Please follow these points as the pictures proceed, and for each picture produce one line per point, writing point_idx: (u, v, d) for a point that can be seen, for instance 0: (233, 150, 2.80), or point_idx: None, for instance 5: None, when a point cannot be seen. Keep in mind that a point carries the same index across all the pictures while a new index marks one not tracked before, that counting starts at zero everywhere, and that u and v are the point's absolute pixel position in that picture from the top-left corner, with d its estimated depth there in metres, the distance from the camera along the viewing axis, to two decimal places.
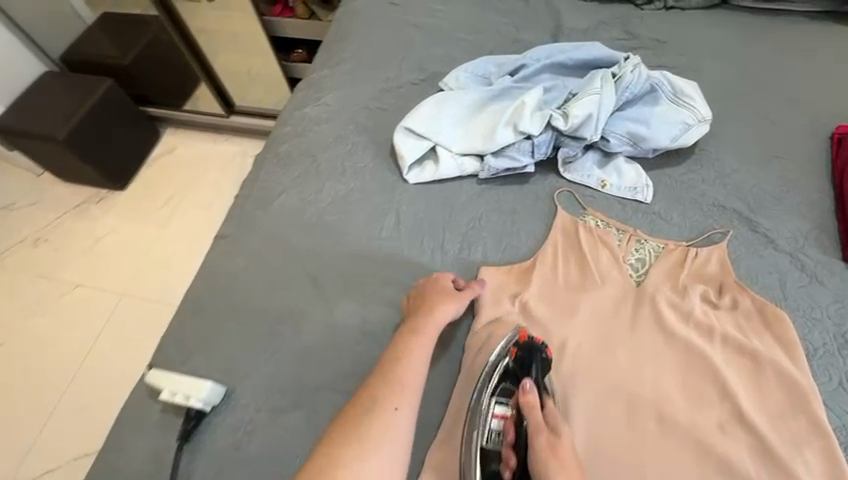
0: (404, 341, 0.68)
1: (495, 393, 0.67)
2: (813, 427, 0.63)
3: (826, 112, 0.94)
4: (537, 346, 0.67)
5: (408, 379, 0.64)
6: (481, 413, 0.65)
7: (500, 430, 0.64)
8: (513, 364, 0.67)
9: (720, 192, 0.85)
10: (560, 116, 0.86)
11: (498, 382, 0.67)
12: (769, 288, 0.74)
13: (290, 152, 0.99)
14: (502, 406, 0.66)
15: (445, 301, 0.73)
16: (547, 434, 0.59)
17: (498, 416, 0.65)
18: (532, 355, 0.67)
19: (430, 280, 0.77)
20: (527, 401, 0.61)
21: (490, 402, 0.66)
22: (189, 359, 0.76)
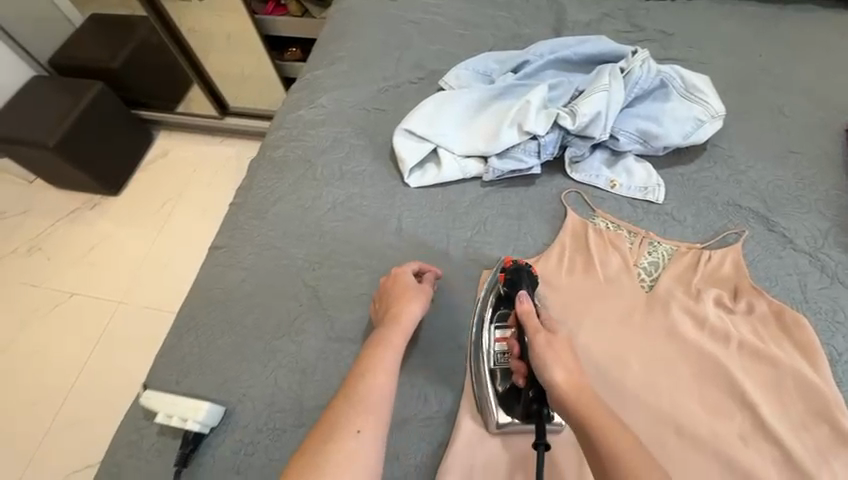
0: (372, 350, 0.64)
1: (493, 318, 0.72)
2: (838, 437, 0.60)
3: (840, 105, 0.91)
4: (523, 266, 0.73)
5: (373, 395, 0.60)
6: (483, 341, 0.71)
7: (505, 351, 0.70)
8: (505, 288, 0.72)
9: (734, 191, 0.82)
10: (567, 114, 0.82)
11: (494, 310, 0.73)
12: (788, 291, 0.71)
13: (286, 157, 0.96)
14: (501, 330, 0.71)
15: (414, 299, 0.70)
16: (544, 333, 0.63)
17: (499, 339, 0.71)
18: (521, 275, 0.72)
19: (391, 279, 0.73)
20: (522, 308, 0.67)
21: (491, 329, 0.72)
22: (184, 378, 0.73)
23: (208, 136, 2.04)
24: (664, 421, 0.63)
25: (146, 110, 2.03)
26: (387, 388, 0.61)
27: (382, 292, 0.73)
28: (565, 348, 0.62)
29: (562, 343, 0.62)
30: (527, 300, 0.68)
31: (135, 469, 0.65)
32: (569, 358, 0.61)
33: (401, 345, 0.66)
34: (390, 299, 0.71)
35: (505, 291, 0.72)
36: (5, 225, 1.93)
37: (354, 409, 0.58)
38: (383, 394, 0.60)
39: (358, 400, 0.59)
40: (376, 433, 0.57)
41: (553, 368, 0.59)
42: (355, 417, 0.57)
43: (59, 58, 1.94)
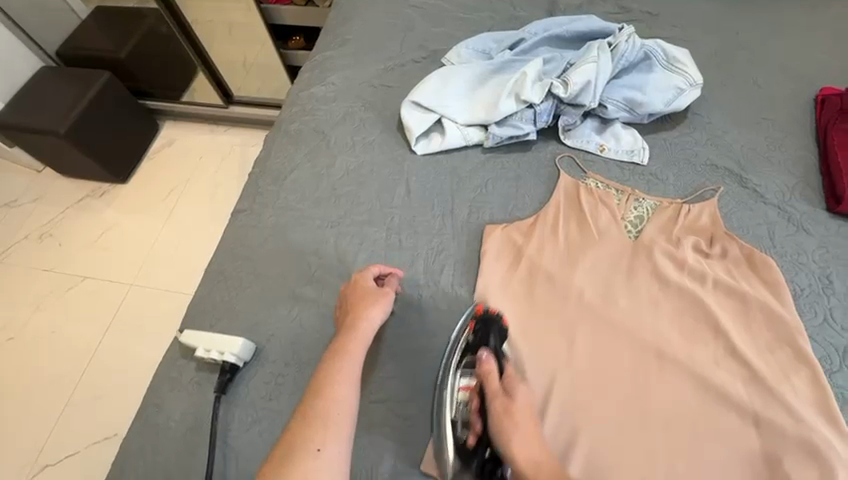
0: (330, 363, 0.67)
1: (457, 368, 0.70)
2: (798, 357, 0.68)
3: (809, 77, 1.00)
4: (492, 316, 0.73)
5: (334, 411, 0.62)
6: (447, 391, 0.69)
7: (467, 401, 0.68)
8: (471, 338, 0.72)
9: (712, 153, 0.90)
10: (560, 84, 0.90)
11: (458, 360, 0.71)
12: (759, 237, 0.80)
13: (300, 130, 1.03)
14: (466, 379, 0.70)
15: (372, 305, 0.72)
16: (502, 399, 0.64)
17: (463, 387, 0.69)
18: (489, 326, 0.72)
19: (352, 285, 0.76)
20: (484, 370, 0.66)
21: (453, 379, 0.70)
22: (217, 323, 0.80)
23: (213, 126, 2.11)
24: (647, 347, 0.71)
25: (153, 100, 2.08)
26: (347, 403, 0.64)
27: (345, 296, 0.76)
28: (524, 416, 0.63)
29: (521, 412, 0.63)
30: (490, 360, 0.68)
31: (176, 401, 0.73)
32: (527, 421, 0.62)
33: (359, 353, 0.69)
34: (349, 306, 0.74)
35: (470, 341, 0.71)
36: (18, 212, 1.99)
37: (316, 427, 0.61)
38: (344, 412, 0.63)
39: (316, 416, 0.62)
40: (337, 447, 0.60)
41: (513, 440, 0.61)
42: (317, 432, 0.60)
43: (68, 50, 1.99)
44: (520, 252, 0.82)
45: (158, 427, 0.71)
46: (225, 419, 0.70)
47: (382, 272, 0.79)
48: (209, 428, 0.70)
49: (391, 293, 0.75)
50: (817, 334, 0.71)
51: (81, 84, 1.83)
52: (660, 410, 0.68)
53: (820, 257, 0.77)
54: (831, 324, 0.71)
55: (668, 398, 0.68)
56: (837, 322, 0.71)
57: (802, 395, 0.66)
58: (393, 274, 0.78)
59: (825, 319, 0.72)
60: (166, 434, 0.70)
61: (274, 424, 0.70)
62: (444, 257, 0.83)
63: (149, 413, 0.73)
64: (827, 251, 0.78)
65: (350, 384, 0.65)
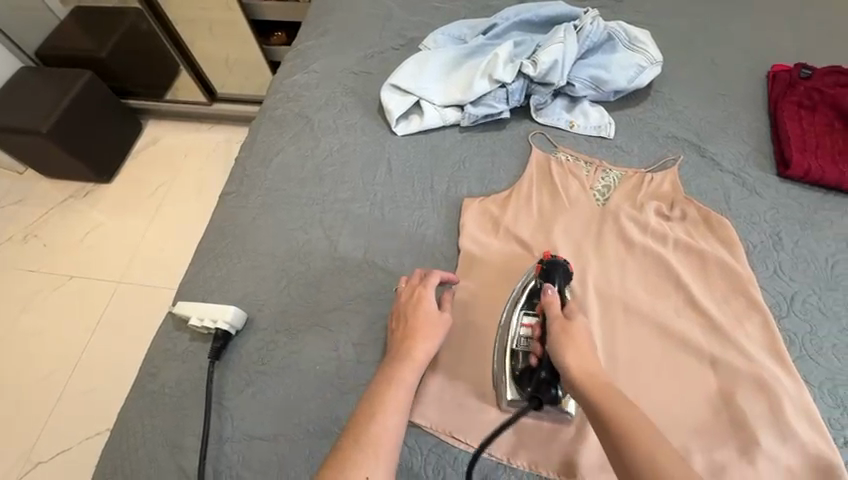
0: (383, 391, 0.64)
1: (523, 306, 0.74)
2: (751, 305, 0.75)
3: (761, 56, 1.07)
4: (559, 262, 0.75)
5: (383, 436, 0.60)
6: (509, 328, 0.74)
7: (528, 336, 0.72)
8: (538, 280, 0.75)
9: (673, 126, 0.96)
10: (530, 64, 0.95)
11: (526, 299, 0.75)
12: (716, 201, 0.86)
13: (284, 116, 1.07)
14: (528, 317, 0.73)
15: (429, 336, 0.69)
16: (562, 320, 0.65)
17: (526, 324, 0.72)
18: (554, 267, 0.74)
19: (414, 303, 0.72)
20: (546, 299, 0.69)
21: (518, 314, 0.74)
22: (208, 297, 0.84)
23: (197, 124, 2.12)
24: (616, 302, 0.77)
25: (136, 100, 2.09)
26: (395, 432, 0.61)
27: (402, 314, 0.73)
28: (580, 334, 0.64)
29: (577, 330, 0.64)
30: (552, 292, 0.70)
31: (172, 369, 0.76)
32: (584, 340, 0.63)
33: (411, 384, 0.66)
34: (406, 329, 0.70)
35: (538, 283, 0.75)
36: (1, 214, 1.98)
37: (365, 451, 0.58)
38: (392, 436, 0.60)
39: (368, 439, 0.59)
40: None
41: (566, 351, 0.62)
42: (366, 459, 0.57)
43: (47, 48, 1.98)
44: (496, 221, 0.87)
45: (155, 395, 0.74)
46: (220, 383, 0.74)
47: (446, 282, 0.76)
48: (205, 393, 0.73)
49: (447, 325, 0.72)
50: (769, 285, 0.77)
51: (62, 83, 1.83)
52: (628, 357, 0.73)
53: (771, 217, 0.84)
54: (780, 275, 0.78)
55: (635, 346, 0.74)
56: (786, 274, 0.78)
57: (754, 338, 0.72)
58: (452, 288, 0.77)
59: (774, 271, 0.78)
60: (163, 400, 0.74)
61: (267, 387, 0.73)
62: (425, 229, 0.88)
63: (145, 383, 0.76)
64: (777, 212, 0.85)
65: (400, 416, 0.62)
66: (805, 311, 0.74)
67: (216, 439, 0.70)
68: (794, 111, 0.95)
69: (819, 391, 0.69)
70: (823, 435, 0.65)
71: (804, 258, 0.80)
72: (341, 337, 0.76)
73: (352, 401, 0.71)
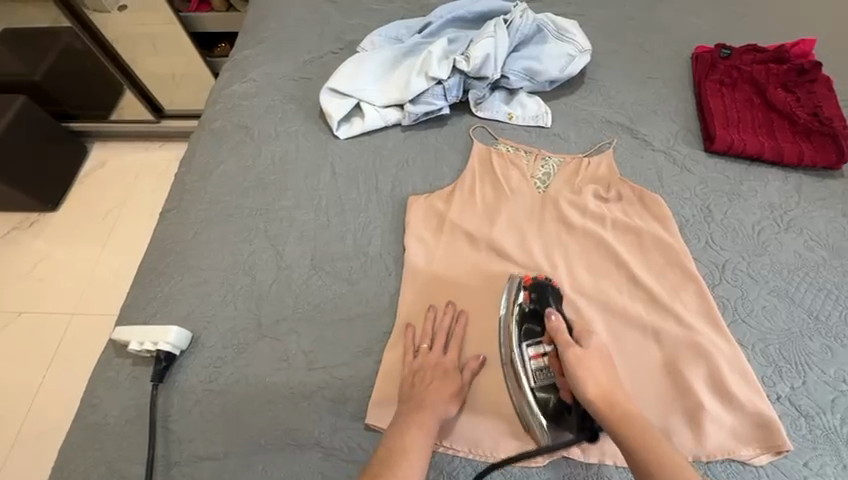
0: (397, 438, 0.62)
1: (523, 339, 0.72)
2: (687, 276, 0.78)
3: (684, 40, 1.13)
4: (544, 281, 0.74)
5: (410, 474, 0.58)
6: (518, 363, 0.70)
7: (543, 367, 0.69)
8: (530, 306, 0.73)
9: (607, 111, 0.99)
10: (464, 59, 0.97)
11: (519, 327, 0.72)
12: (649, 180, 0.90)
13: (224, 127, 1.05)
14: (534, 347, 0.70)
15: (451, 391, 0.68)
16: (574, 347, 0.64)
17: (534, 356, 0.70)
18: (544, 292, 0.74)
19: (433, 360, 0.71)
20: (553, 327, 0.67)
21: (522, 348, 0.71)
22: (151, 319, 0.81)
23: (145, 143, 2.03)
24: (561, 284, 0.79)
25: (77, 122, 1.99)
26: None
27: (423, 370, 0.70)
28: (594, 364, 0.63)
29: (592, 360, 0.64)
30: (556, 314, 0.68)
31: (115, 398, 0.73)
32: (598, 366, 0.63)
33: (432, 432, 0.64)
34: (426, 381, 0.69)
35: (532, 309, 0.73)
36: None
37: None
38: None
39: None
40: None
41: (586, 381, 0.62)
42: None
43: None
44: (441, 216, 0.87)
45: (98, 425, 0.71)
46: (165, 406, 0.72)
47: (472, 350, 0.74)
48: (151, 417, 0.71)
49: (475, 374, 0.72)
50: (701, 255, 0.81)
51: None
52: None
53: (701, 191, 0.88)
54: (712, 245, 0.81)
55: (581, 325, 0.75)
56: (717, 243, 0.82)
57: (691, 307, 0.76)
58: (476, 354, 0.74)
59: (706, 242, 0.82)
60: (107, 430, 0.71)
61: (216, 405, 0.71)
62: (372, 229, 0.88)
63: (87, 415, 0.72)
64: (707, 186, 0.89)
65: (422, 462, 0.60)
66: (735, 278, 0.78)
67: (164, 464, 0.68)
68: (716, 89, 1.00)
69: (752, 351, 0.72)
70: (758, 392, 0.69)
71: (733, 227, 0.84)
72: (290, 347, 0.75)
73: (303, 409, 0.70)
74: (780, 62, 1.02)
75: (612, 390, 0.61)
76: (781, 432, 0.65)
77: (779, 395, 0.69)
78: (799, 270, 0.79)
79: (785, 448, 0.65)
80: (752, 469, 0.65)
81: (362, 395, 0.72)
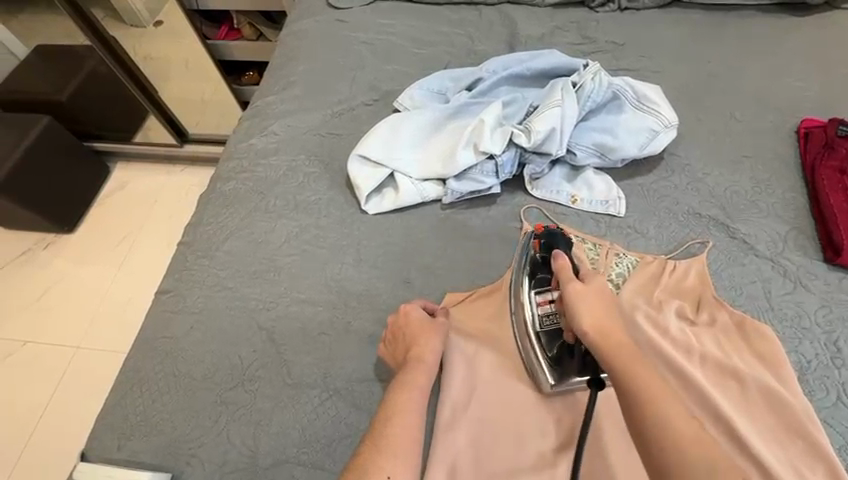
0: (397, 391, 0.60)
1: (532, 286, 0.71)
2: (812, 450, 0.58)
3: (787, 107, 0.93)
4: (555, 232, 0.73)
5: None
6: (526, 310, 0.70)
7: (548, 313, 0.69)
8: (541, 254, 0.72)
9: (694, 199, 0.81)
10: (522, 132, 0.80)
11: (532, 274, 0.71)
12: (754, 299, 0.70)
13: (237, 190, 0.91)
14: (542, 293, 0.70)
15: (430, 333, 0.66)
16: (575, 282, 0.58)
17: (542, 302, 0.70)
18: (554, 238, 0.73)
19: (402, 315, 0.68)
20: (558, 264, 0.62)
21: (531, 294, 0.70)
22: (127, 441, 0.66)
23: (169, 165, 1.94)
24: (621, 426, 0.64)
25: (100, 142, 1.92)
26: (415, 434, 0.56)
27: (394, 336, 0.68)
28: (596, 295, 0.56)
29: (595, 291, 0.57)
30: (564, 257, 0.63)
31: None
32: (598, 303, 0.55)
33: (427, 383, 0.62)
34: (406, 341, 0.66)
35: (542, 257, 0.71)
36: None
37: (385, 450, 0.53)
38: (411, 437, 0.55)
39: (387, 442, 0.54)
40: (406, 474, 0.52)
41: (580, 310, 0.54)
42: None
43: (4, 94, 1.86)
44: (483, 325, 0.72)
45: None
46: None
47: (429, 307, 0.72)
48: None
49: (444, 323, 0.69)
50: (831, 419, 0.61)
51: (15, 131, 1.68)
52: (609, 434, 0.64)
53: (824, 318, 0.69)
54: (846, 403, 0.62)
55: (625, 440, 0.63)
56: None
57: None
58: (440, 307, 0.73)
59: (838, 397, 0.63)
60: None
61: None
62: None
63: None
64: (831, 310, 0.69)
65: (418, 412, 0.58)
66: None
67: None
68: (835, 179, 0.80)
69: None
70: None
71: None
72: None
73: None
74: None
75: (610, 328, 0.53)
76: None
77: None
78: None
79: None
80: None
81: None
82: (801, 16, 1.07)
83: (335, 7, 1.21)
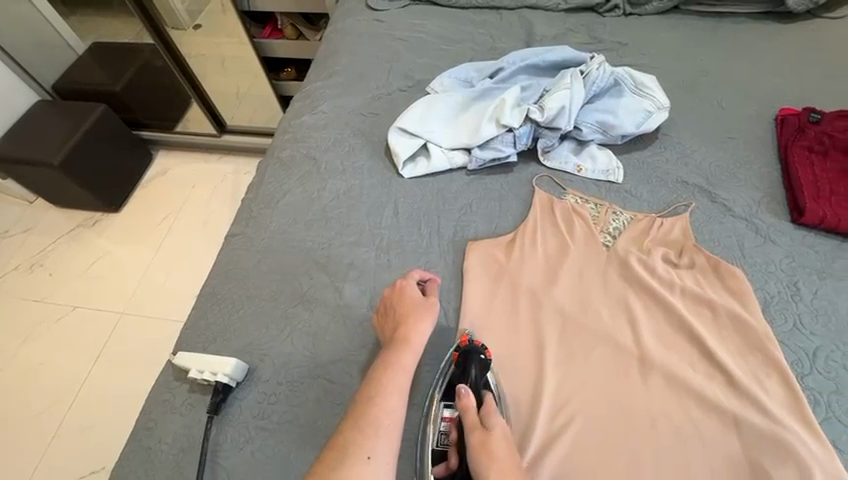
0: (382, 375, 0.67)
1: (442, 399, 0.73)
2: (769, 362, 0.72)
3: (767, 98, 1.08)
4: (476, 347, 0.73)
5: (383, 428, 0.62)
6: (429, 424, 0.71)
7: (445, 432, 0.70)
8: (455, 370, 0.73)
9: (682, 170, 0.95)
10: (537, 109, 0.96)
11: (443, 391, 0.73)
12: (729, 249, 0.84)
13: (292, 157, 1.07)
14: (450, 409, 0.72)
15: (421, 315, 0.74)
16: (479, 431, 0.63)
17: (446, 418, 0.71)
18: (470, 356, 0.73)
19: (398, 291, 0.78)
20: (461, 404, 0.67)
21: (440, 407, 0.72)
22: (210, 345, 0.82)
23: (206, 153, 2.13)
24: (603, 339, 0.76)
25: (147, 131, 2.10)
26: (396, 415, 0.64)
27: (387, 308, 0.77)
28: (499, 448, 0.62)
29: (496, 443, 0.62)
30: (467, 393, 0.67)
31: (169, 423, 0.73)
32: (502, 451, 0.62)
33: (410, 366, 0.69)
34: (397, 316, 0.75)
35: (457, 372, 0.73)
36: (7, 243, 1.97)
37: (367, 436, 0.61)
38: (391, 423, 0.63)
39: (367, 423, 0.62)
40: (386, 455, 0.60)
41: (482, 474, 0.60)
42: (368, 444, 0.60)
43: (65, 83, 2.01)
44: (501, 264, 0.86)
45: (151, 450, 0.71)
46: (217, 439, 0.71)
47: (423, 278, 0.81)
48: (201, 449, 0.70)
49: (436, 305, 0.76)
50: (787, 339, 0.74)
51: (73, 118, 1.82)
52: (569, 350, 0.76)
53: (787, 266, 0.82)
54: (801, 328, 0.75)
55: (600, 356, 0.75)
56: (806, 327, 0.75)
57: (775, 396, 0.69)
58: (433, 280, 0.81)
59: (794, 324, 0.75)
60: (161, 461, 0.70)
61: (266, 441, 0.71)
62: (437, 274, 0.87)
63: (142, 436, 0.73)
64: (793, 260, 0.82)
65: (399, 396, 0.66)
66: (828, 368, 0.71)
67: None
68: (804, 156, 0.94)
69: None
70: None
71: (824, 310, 0.77)
72: (345, 391, 0.74)
73: None
74: None
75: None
76: None
77: None
78: None
79: None
80: None
81: (414, 453, 0.72)
82: (785, 23, 1.22)
83: (374, 9, 1.38)
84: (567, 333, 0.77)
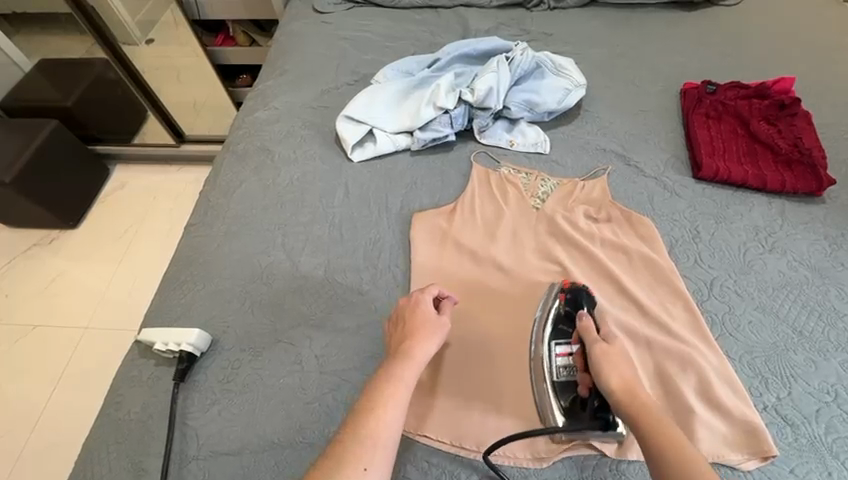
0: (383, 384, 0.66)
1: (552, 337, 0.78)
2: (674, 292, 0.83)
3: (673, 75, 1.22)
4: (582, 287, 0.80)
5: (381, 435, 0.61)
6: (545, 360, 0.76)
7: (567, 365, 0.75)
8: (565, 307, 0.79)
9: (602, 139, 1.07)
10: (469, 92, 1.06)
11: (553, 327, 0.79)
12: (642, 202, 0.96)
13: (247, 149, 1.13)
14: (563, 345, 0.77)
15: (430, 333, 0.73)
16: (602, 344, 0.71)
17: (562, 353, 0.76)
18: (579, 295, 0.79)
19: (413, 303, 0.76)
20: (583, 325, 0.74)
21: (551, 345, 0.77)
22: (174, 324, 0.86)
23: (166, 164, 2.13)
24: (535, 286, 0.85)
25: (103, 146, 2.09)
26: (394, 429, 0.62)
27: (399, 319, 0.76)
28: (621, 359, 0.69)
29: (618, 356, 0.69)
30: (587, 317, 0.76)
31: (138, 395, 0.78)
32: (623, 364, 0.68)
33: (410, 380, 0.68)
34: (406, 329, 0.74)
35: (566, 311, 0.79)
36: None
37: (366, 446, 0.59)
38: (390, 436, 0.61)
39: (367, 435, 0.60)
40: (382, 469, 0.59)
41: (608, 373, 0.67)
42: (365, 453, 0.59)
43: (12, 102, 1.97)
44: (444, 232, 0.94)
45: (120, 421, 0.75)
46: (184, 405, 0.76)
47: (441, 295, 0.80)
48: (169, 415, 0.75)
49: (445, 326, 0.75)
50: (689, 272, 0.86)
51: (21, 136, 1.80)
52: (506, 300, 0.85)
53: (690, 214, 0.94)
54: (700, 263, 0.87)
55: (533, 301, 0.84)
56: (704, 262, 0.87)
57: (679, 320, 0.80)
58: (449, 299, 0.80)
59: (695, 260, 0.87)
60: (130, 431, 0.74)
61: (232, 402, 0.76)
62: (387, 244, 0.94)
63: (112, 410, 0.77)
64: (695, 210, 0.95)
65: (399, 410, 0.64)
66: (723, 294, 0.83)
67: (180, 458, 0.72)
68: (703, 121, 1.07)
69: (739, 363, 0.76)
70: (745, 400, 0.72)
71: (720, 248, 0.89)
72: (305, 353, 0.80)
73: (313, 410, 0.74)
74: (762, 97, 1.09)
75: (634, 385, 0.66)
76: (767, 438, 0.69)
77: (765, 405, 0.72)
78: (784, 288, 0.84)
79: (770, 454, 0.68)
80: (741, 473, 0.68)
81: None
82: (687, 11, 1.37)
83: (321, 12, 1.46)
84: (504, 285, 0.86)
